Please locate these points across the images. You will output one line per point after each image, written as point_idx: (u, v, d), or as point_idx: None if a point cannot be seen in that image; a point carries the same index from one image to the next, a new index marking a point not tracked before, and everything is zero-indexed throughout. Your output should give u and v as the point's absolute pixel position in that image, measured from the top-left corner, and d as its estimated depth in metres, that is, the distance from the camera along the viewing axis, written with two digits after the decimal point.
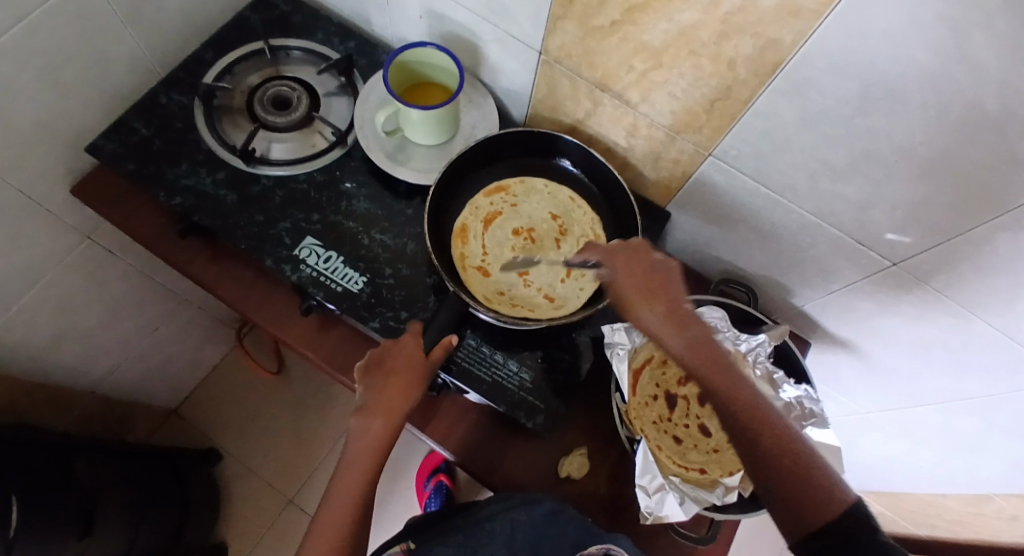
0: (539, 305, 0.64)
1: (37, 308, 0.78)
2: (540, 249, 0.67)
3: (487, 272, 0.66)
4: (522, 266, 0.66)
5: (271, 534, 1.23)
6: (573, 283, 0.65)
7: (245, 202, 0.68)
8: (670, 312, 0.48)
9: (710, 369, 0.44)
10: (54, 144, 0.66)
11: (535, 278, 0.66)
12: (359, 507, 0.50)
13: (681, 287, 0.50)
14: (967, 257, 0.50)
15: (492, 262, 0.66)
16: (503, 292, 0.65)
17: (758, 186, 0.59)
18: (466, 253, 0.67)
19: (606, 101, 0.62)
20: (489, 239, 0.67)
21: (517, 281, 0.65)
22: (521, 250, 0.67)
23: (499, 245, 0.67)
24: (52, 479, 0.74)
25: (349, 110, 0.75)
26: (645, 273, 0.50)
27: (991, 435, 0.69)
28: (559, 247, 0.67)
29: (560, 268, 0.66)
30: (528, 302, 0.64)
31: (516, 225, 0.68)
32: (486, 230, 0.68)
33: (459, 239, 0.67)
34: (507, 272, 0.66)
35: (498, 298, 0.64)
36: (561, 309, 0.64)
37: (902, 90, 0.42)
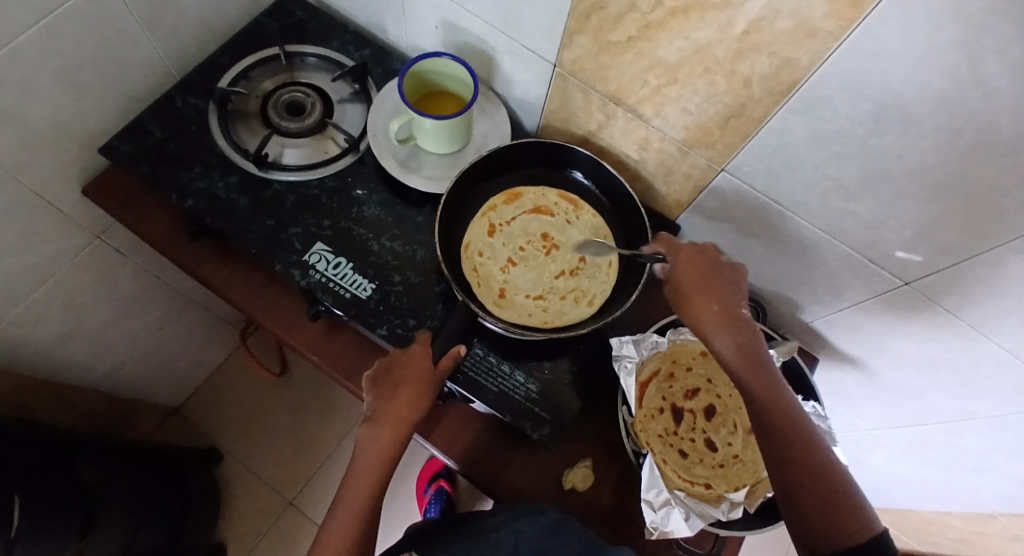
0: (492, 292, 0.65)
1: (46, 306, 0.78)
2: (541, 261, 0.67)
3: (491, 233, 0.68)
4: (514, 255, 0.67)
5: (270, 536, 1.22)
6: (535, 309, 0.64)
7: (256, 206, 0.68)
8: (724, 317, 0.51)
9: (754, 373, 0.48)
10: (68, 144, 0.67)
11: (513, 272, 0.66)
12: (363, 519, 0.50)
13: (744, 297, 0.54)
14: (977, 278, 0.50)
15: (501, 235, 0.68)
16: (479, 255, 0.67)
17: (768, 202, 0.59)
18: (497, 209, 0.69)
19: (619, 115, 0.62)
20: (524, 218, 0.69)
21: (498, 265, 0.66)
22: (530, 248, 0.68)
23: (525, 228, 0.68)
24: (56, 478, 0.74)
25: (362, 117, 0.75)
26: (708, 278, 0.54)
27: (998, 457, 0.69)
28: (556, 277, 0.66)
29: (539, 288, 0.66)
30: (488, 280, 0.65)
31: (550, 232, 0.68)
32: (529, 212, 0.69)
33: (505, 196, 0.70)
34: (499, 251, 0.67)
35: (471, 255, 0.67)
36: (501, 307, 0.64)
37: (917, 113, 0.42)
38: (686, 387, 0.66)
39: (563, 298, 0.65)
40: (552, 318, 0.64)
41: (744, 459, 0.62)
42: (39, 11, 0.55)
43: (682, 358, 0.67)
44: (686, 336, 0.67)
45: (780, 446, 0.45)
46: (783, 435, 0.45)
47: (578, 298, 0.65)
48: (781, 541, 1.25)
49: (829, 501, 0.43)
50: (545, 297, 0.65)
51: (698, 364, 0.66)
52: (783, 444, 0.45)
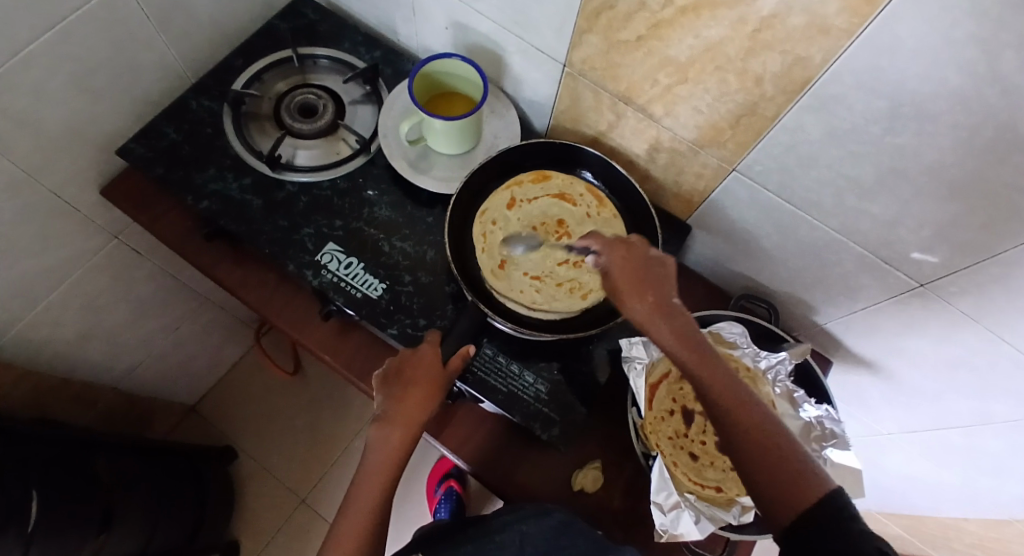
0: (492, 259, 0.66)
1: (65, 305, 0.80)
2: (549, 245, 0.68)
3: (511, 206, 0.69)
4: (525, 231, 0.68)
5: (283, 534, 1.23)
6: (527, 288, 0.65)
7: (269, 207, 0.69)
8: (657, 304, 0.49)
9: (697, 360, 0.46)
10: (87, 146, 0.68)
11: (519, 248, 0.67)
12: (376, 520, 0.50)
13: (672, 281, 0.51)
14: (996, 279, 0.49)
15: (519, 210, 0.69)
16: (494, 223, 0.68)
17: (781, 201, 0.58)
18: (523, 185, 0.70)
19: (629, 114, 0.62)
20: (546, 200, 0.69)
21: (507, 236, 0.68)
22: (544, 229, 0.68)
23: (544, 209, 0.69)
24: (74, 475, 0.75)
25: (373, 118, 0.76)
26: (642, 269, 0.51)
27: (1018, 462, 0.67)
28: (559, 263, 0.66)
29: (538, 268, 0.66)
30: (494, 250, 0.67)
31: (567, 220, 0.69)
32: (552, 197, 0.70)
33: (534, 175, 0.71)
34: (513, 224, 0.68)
35: (484, 220, 0.68)
36: (496, 278, 0.65)
37: (933, 110, 0.41)
38: None
39: (559, 285, 0.65)
40: (539, 301, 0.64)
41: None
42: (54, 16, 0.56)
43: None
44: None
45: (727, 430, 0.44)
46: (728, 416, 0.44)
47: (573, 289, 0.65)
48: None
49: (784, 480, 0.41)
50: (542, 280, 0.66)
51: None
52: (732, 427, 0.43)
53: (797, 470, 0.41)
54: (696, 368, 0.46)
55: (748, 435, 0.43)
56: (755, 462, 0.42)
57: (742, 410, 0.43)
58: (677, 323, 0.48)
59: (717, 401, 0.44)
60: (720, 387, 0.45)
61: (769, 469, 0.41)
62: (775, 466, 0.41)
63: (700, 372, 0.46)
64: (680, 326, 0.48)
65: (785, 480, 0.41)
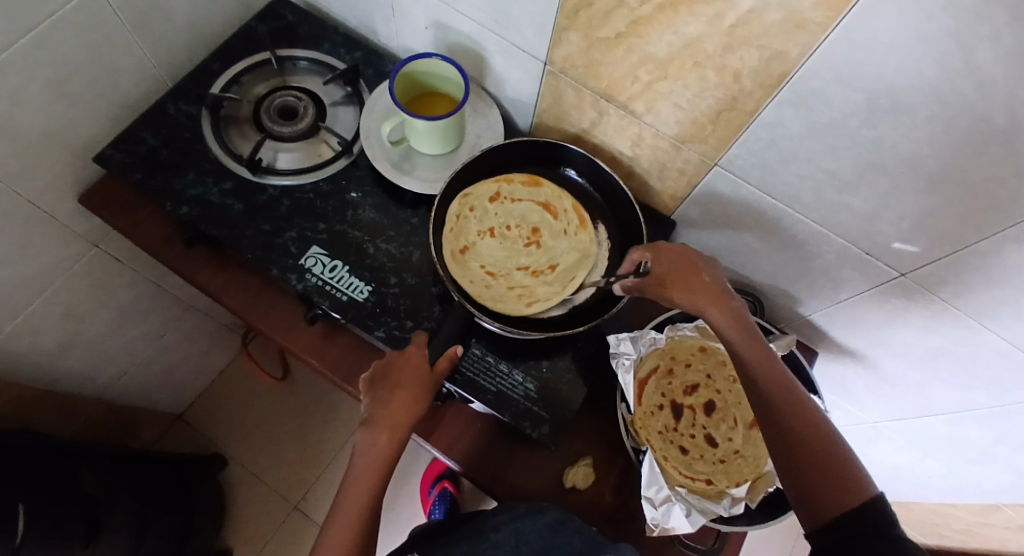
0: (456, 241, 0.67)
1: (45, 316, 0.78)
2: (513, 249, 0.68)
3: (495, 199, 0.69)
4: (497, 227, 0.68)
5: (275, 541, 1.22)
6: (481, 279, 0.65)
7: (251, 212, 0.68)
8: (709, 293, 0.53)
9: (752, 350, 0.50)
10: (62, 154, 0.67)
11: (484, 241, 0.68)
12: (365, 523, 0.50)
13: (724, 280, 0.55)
14: (975, 267, 0.50)
15: (499, 206, 0.69)
16: (471, 208, 0.68)
17: (762, 196, 0.59)
18: (513, 184, 0.70)
19: (611, 111, 0.62)
20: (531, 205, 0.69)
21: (478, 227, 0.68)
22: (515, 231, 0.69)
23: (525, 213, 0.69)
24: (59, 487, 0.74)
25: (354, 119, 0.75)
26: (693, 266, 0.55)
27: (1000, 447, 0.68)
28: (516, 269, 0.67)
29: (494, 266, 0.67)
30: (463, 233, 0.67)
31: (542, 230, 0.69)
32: (536, 204, 0.69)
33: (529, 178, 0.70)
34: (489, 219, 0.69)
35: (464, 203, 0.68)
36: (454, 258, 0.65)
37: (909, 103, 0.42)
38: (685, 383, 0.66)
39: (509, 289, 0.65)
40: (487, 295, 0.64)
41: (745, 454, 0.63)
42: (28, 21, 0.55)
43: (680, 354, 0.67)
44: (683, 332, 0.67)
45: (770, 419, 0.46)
46: (776, 411, 0.46)
47: (521, 296, 0.65)
48: (786, 534, 1.25)
49: (827, 476, 0.43)
50: (496, 278, 0.66)
51: (697, 360, 0.67)
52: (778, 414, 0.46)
53: (844, 471, 0.42)
54: (753, 365, 0.49)
55: (794, 431, 0.45)
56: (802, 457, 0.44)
57: (793, 407, 0.46)
58: (740, 323, 0.51)
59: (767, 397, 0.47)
60: (772, 384, 0.47)
61: (812, 464, 0.43)
62: (819, 462, 0.43)
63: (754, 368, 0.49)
64: (743, 327, 0.51)
65: (830, 477, 0.42)
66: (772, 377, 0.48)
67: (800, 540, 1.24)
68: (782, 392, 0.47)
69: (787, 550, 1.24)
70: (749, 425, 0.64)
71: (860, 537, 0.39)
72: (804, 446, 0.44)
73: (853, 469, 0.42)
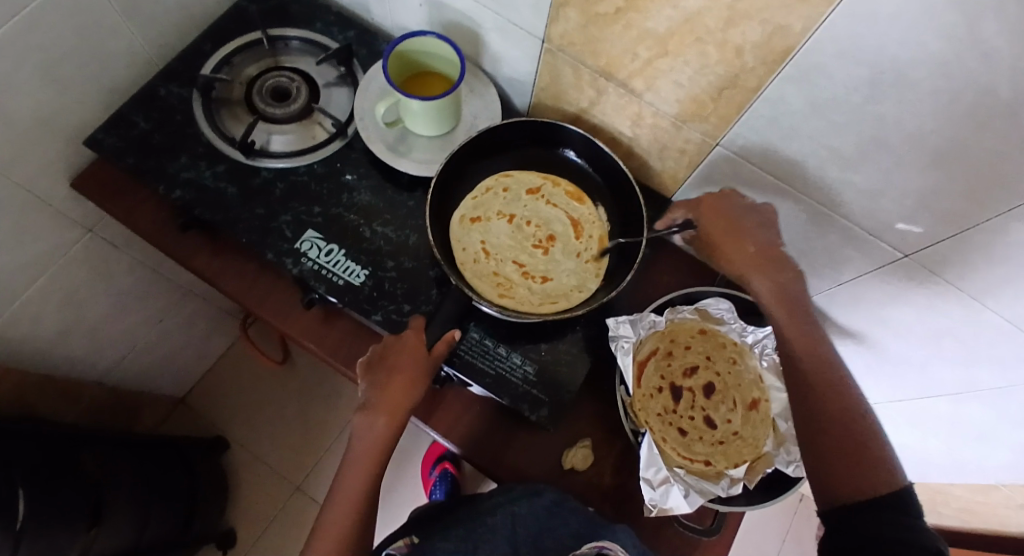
0: (473, 210, 0.69)
1: (43, 302, 0.78)
2: (520, 245, 0.68)
3: (534, 193, 0.70)
4: (519, 216, 0.69)
5: (278, 522, 1.24)
6: (473, 250, 0.66)
7: (245, 195, 0.67)
8: (757, 257, 0.55)
9: (792, 322, 0.52)
10: (53, 138, 0.66)
11: (499, 224, 0.68)
12: (362, 505, 0.53)
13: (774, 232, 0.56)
14: (979, 247, 0.49)
15: (533, 199, 0.69)
16: (505, 188, 0.70)
17: (763, 174, 0.58)
18: (557, 192, 0.70)
19: (610, 90, 0.61)
20: (560, 214, 0.69)
21: (502, 208, 0.69)
22: (531, 230, 0.69)
23: (551, 219, 0.69)
24: (62, 472, 0.74)
25: (349, 100, 0.74)
26: (736, 225, 0.57)
27: (1000, 427, 0.69)
28: (511, 262, 0.67)
29: (492, 245, 0.67)
30: (484, 208, 0.69)
31: (557, 242, 0.68)
32: (567, 218, 0.69)
33: (574, 196, 0.70)
34: (515, 207, 0.69)
35: (501, 180, 0.70)
36: (459, 222, 0.67)
37: (912, 78, 0.41)
38: (684, 364, 0.66)
39: (492, 272, 0.66)
40: (469, 266, 0.65)
41: (743, 435, 0.63)
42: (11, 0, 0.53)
43: (680, 336, 0.67)
44: (683, 314, 0.67)
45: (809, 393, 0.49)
46: (814, 391, 0.49)
47: (499, 285, 0.65)
48: (785, 514, 1.27)
49: (854, 457, 0.46)
50: (488, 257, 0.66)
51: (696, 342, 0.67)
52: (813, 391, 0.49)
53: (874, 456, 0.45)
54: (797, 345, 0.51)
55: (831, 413, 0.48)
56: (836, 439, 0.47)
57: (830, 390, 0.49)
58: (785, 299, 0.54)
59: (807, 369, 0.50)
60: (814, 362, 0.50)
61: (845, 446, 0.46)
62: (853, 445, 0.46)
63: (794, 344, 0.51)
64: (785, 303, 0.54)
65: (858, 460, 0.46)
66: (815, 359, 0.50)
67: (798, 519, 1.26)
68: (819, 368, 0.50)
69: (785, 529, 1.26)
70: (747, 406, 0.64)
71: (875, 516, 0.43)
72: (837, 424, 0.47)
73: (886, 457, 0.46)
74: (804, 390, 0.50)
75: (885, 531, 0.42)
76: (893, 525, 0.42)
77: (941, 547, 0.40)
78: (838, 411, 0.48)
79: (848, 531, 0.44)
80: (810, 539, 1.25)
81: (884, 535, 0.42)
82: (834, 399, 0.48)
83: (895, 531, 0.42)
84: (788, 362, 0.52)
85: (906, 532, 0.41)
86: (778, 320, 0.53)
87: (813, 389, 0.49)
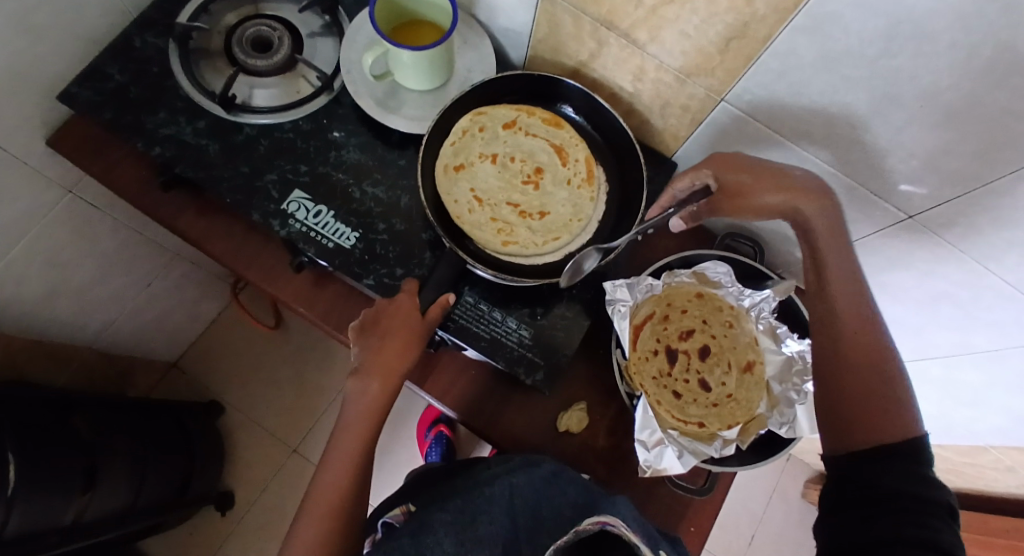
0: (454, 157, 0.65)
1: (25, 264, 0.76)
2: (512, 185, 0.66)
3: (510, 126, 0.67)
4: (501, 154, 0.67)
5: (276, 482, 1.25)
6: (465, 201, 0.64)
7: (229, 152, 0.64)
8: (790, 199, 0.52)
9: (828, 260, 0.51)
10: (23, 91, 0.62)
11: (484, 168, 0.66)
12: (357, 469, 0.53)
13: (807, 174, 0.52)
14: (984, 209, 0.48)
15: (512, 134, 0.67)
16: (482, 128, 0.66)
17: (768, 132, 0.56)
18: (533, 120, 0.67)
19: (612, 41, 0.57)
20: (542, 144, 0.67)
21: (483, 149, 0.66)
22: (519, 167, 0.67)
23: (534, 150, 0.67)
24: (54, 435, 0.74)
25: (335, 52, 0.70)
26: (763, 170, 0.53)
27: (991, 389, 0.69)
28: (507, 203, 0.65)
29: (485, 191, 0.65)
30: (466, 152, 0.66)
31: (546, 173, 0.67)
32: (549, 143, 0.67)
33: (551, 119, 0.67)
34: (495, 145, 0.66)
35: (476, 119, 0.66)
36: (445, 172, 0.64)
37: (930, 30, 0.38)
38: (681, 328, 0.66)
39: (491, 219, 0.64)
40: (466, 218, 0.63)
41: (737, 398, 0.63)
42: None
43: (677, 300, 0.66)
44: (681, 278, 0.66)
45: (833, 333, 0.50)
46: (840, 332, 0.49)
47: (501, 231, 0.64)
48: (773, 472, 1.30)
49: (873, 401, 0.47)
50: (481, 205, 0.64)
51: (693, 306, 0.66)
52: (838, 330, 0.50)
53: (893, 404, 0.46)
54: (828, 283, 0.51)
55: (855, 354, 0.48)
56: (853, 386, 0.48)
57: (857, 332, 0.49)
58: (825, 233, 0.51)
59: (834, 308, 0.50)
60: (842, 301, 0.50)
61: (860, 394, 0.47)
62: (867, 394, 0.47)
63: (826, 280, 0.51)
64: (834, 236, 0.51)
65: (876, 407, 0.46)
66: (845, 300, 0.50)
67: (784, 477, 1.30)
68: (849, 310, 0.50)
69: (772, 486, 1.29)
70: (743, 369, 0.64)
71: (889, 462, 0.44)
72: (859, 366, 0.48)
73: (902, 406, 0.46)
74: (829, 329, 0.50)
75: (894, 483, 0.42)
76: (904, 476, 0.42)
77: (950, 504, 0.41)
78: (862, 357, 0.48)
79: (855, 479, 0.45)
80: (794, 495, 1.29)
81: (893, 488, 0.42)
82: (860, 341, 0.49)
83: (908, 482, 0.42)
84: (816, 302, 0.52)
85: (915, 484, 0.42)
86: (816, 255, 0.52)
87: (838, 328, 0.50)
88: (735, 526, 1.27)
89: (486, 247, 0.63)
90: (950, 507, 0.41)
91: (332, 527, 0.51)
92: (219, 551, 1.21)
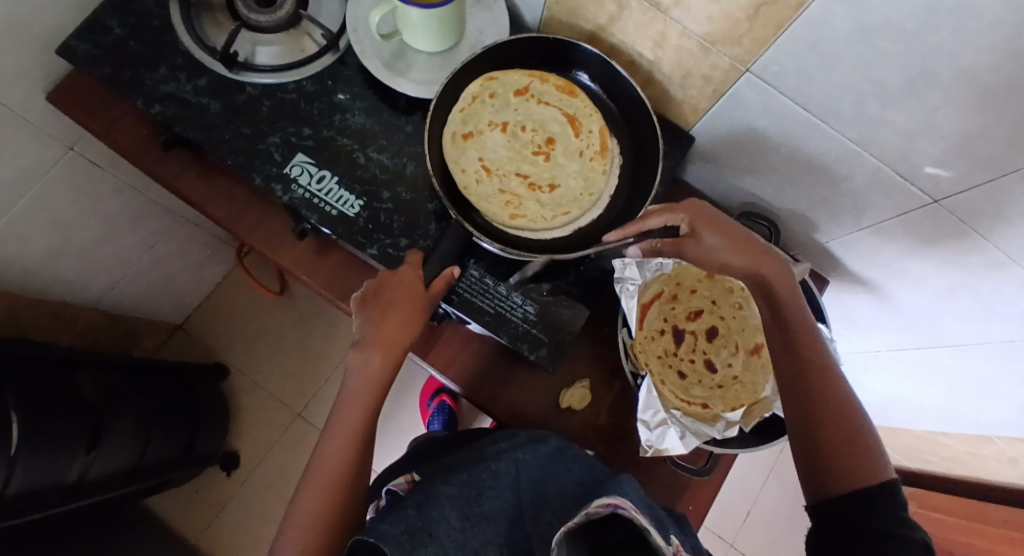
0: (463, 125, 0.63)
1: (27, 222, 0.75)
2: (521, 155, 0.64)
3: (521, 93, 0.64)
4: (512, 122, 0.64)
5: (280, 445, 1.27)
6: (473, 170, 0.62)
7: (230, 112, 0.62)
8: (747, 248, 0.52)
9: (791, 310, 0.50)
10: (19, 44, 0.60)
11: (492, 136, 0.64)
12: (359, 439, 0.53)
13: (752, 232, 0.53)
14: (1015, 197, 0.46)
15: (523, 102, 0.64)
16: (492, 95, 0.64)
17: (794, 107, 0.53)
18: (546, 87, 0.64)
19: (633, 4, 0.54)
20: (555, 113, 0.64)
21: (493, 116, 0.64)
22: (528, 137, 0.65)
23: (547, 120, 0.65)
24: (58, 393, 0.74)
25: (341, 8, 0.67)
26: (719, 224, 0.53)
27: (1002, 381, 0.68)
28: (515, 174, 0.63)
29: (493, 161, 0.63)
30: (475, 119, 0.63)
31: (558, 144, 0.64)
32: (561, 112, 0.64)
33: (565, 87, 0.64)
34: (506, 113, 0.64)
35: (487, 85, 0.64)
36: (453, 140, 0.62)
37: (975, 3, 0.35)
38: (689, 308, 0.64)
39: (498, 190, 0.62)
40: (473, 189, 0.61)
41: (743, 380, 0.62)
42: None
43: (686, 280, 0.65)
44: None
45: (801, 383, 0.49)
46: (808, 382, 0.48)
47: (508, 204, 0.62)
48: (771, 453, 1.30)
49: (846, 449, 0.46)
50: (490, 175, 0.63)
51: (704, 286, 0.65)
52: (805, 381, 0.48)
53: (864, 449, 0.46)
54: (793, 331, 0.50)
55: (824, 404, 0.48)
56: (826, 431, 0.47)
57: (825, 381, 0.48)
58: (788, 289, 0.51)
59: (801, 356, 0.49)
60: (808, 351, 0.49)
61: (832, 439, 0.47)
62: (839, 438, 0.46)
63: (794, 326, 0.50)
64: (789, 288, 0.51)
65: (849, 454, 0.46)
66: (810, 348, 0.49)
67: (782, 457, 1.30)
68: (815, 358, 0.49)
69: (769, 466, 1.30)
70: (750, 351, 0.63)
71: (864, 507, 0.43)
72: (827, 416, 0.47)
73: (871, 447, 0.46)
74: (796, 378, 0.49)
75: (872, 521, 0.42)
76: (883, 518, 0.42)
77: (926, 541, 0.40)
78: (830, 404, 0.48)
79: (837, 522, 0.44)
80: (792, 477, 1.30)
81: (871, 527, 0.42)
82: (828, 390, 0.48)
83: (885, 521, 0.41)
84: (782, 351, 0.50)
85: (891, 523, 0.41)
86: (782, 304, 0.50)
87: (806, 379, 0.48)
88: (732, 504, 1.28)
89: (494, 220, 0.61)
90: (926, 545, 0.40)
91: (336, 496, 0.51)
92: (222, 510, 1.23)
